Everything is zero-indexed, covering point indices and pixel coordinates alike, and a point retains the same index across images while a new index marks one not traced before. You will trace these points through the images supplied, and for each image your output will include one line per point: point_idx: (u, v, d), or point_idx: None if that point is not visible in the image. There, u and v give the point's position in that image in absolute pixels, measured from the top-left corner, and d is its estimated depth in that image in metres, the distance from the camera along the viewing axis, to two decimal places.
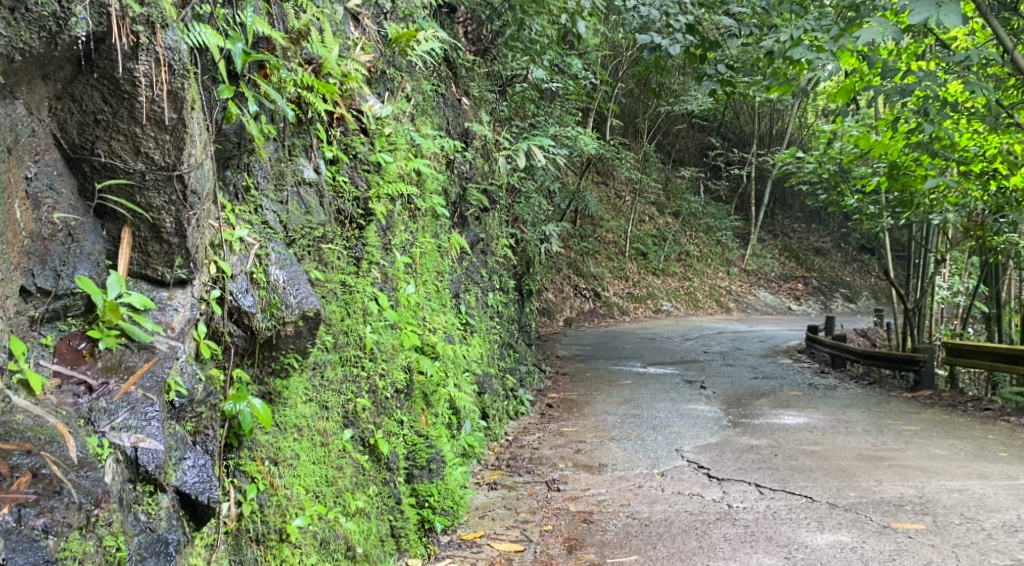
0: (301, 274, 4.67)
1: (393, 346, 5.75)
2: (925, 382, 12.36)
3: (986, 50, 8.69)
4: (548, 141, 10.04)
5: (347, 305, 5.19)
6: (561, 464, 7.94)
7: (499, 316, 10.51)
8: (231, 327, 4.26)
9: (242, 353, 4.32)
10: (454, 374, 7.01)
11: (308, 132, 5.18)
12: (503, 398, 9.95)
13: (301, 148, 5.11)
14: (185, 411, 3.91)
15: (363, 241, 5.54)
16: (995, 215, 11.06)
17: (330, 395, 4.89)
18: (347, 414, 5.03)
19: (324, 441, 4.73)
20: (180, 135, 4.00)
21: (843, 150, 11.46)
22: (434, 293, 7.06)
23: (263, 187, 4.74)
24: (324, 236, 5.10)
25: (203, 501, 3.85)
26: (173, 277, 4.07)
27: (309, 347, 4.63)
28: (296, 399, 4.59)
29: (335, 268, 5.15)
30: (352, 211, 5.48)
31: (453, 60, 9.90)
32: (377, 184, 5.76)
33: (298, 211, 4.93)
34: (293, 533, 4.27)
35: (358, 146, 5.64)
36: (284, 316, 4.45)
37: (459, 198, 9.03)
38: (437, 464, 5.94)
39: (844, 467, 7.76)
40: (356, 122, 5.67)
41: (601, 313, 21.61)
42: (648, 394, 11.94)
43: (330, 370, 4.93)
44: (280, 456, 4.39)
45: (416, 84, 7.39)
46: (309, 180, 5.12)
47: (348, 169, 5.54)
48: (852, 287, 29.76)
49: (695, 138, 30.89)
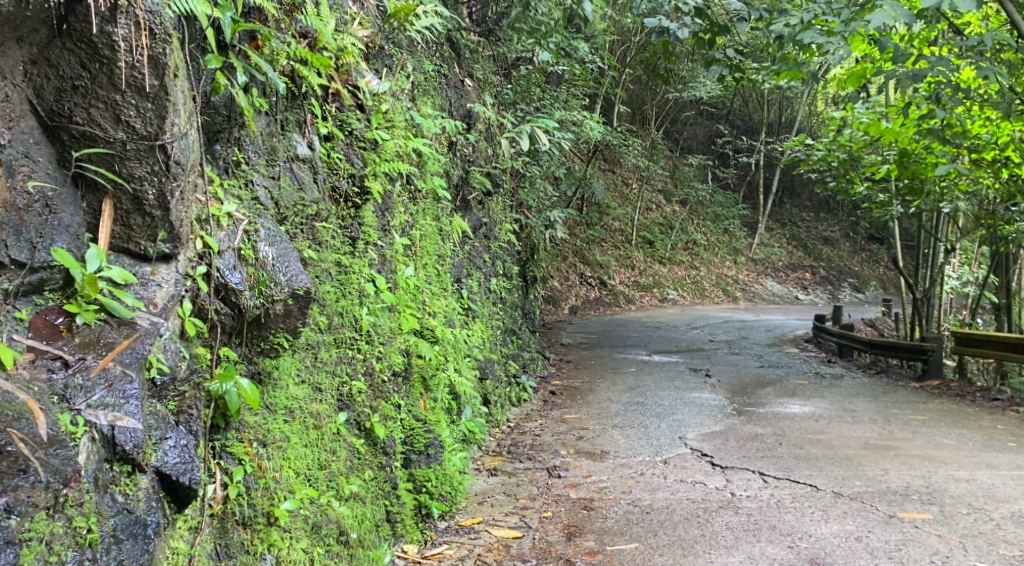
0: (292, 251, 4.57)
1: (391, 328, 5.65)
2: (933, 371, 12.17)
3: (1001, 34, 8.55)
4: (553, 124, 9.92)
5: (342, 286, 5.10)
6: (563, 451, 7.85)
7: (502, 302, 10.41)
8: (218, 304, 4.19)
9: (229, 331, 4.25)
10: (454, 359, 6.91)
11: (303, 107, 5.08)
12: (506, 385, 9.85)
13: (295, 123, 5.01)
14: (167, 389, 3.83)
15: (359, 220, 5.43)
16: (1007, 204, 10.49)
17: (323, 377, 4.80)
18: (342, 397, 4.94)
19: (317, 424, 4.64)
20: (162, 103, 3.92)
21: (852, 137, 11.36)
22: (434, 277, 6.96)
23: (254, 162, 4.64)
24: (317, 214, 5.00)
25: (185, 483, 3.76)
26: (157, 252, 4.00)
27: (299, 327, 4.54)
28: (287, 381, 4.50)
29: (329, 247, 5.05)
30: (347, 189, 5.37)
31: (456, 41, 9.78)
32: (373, 161, 5.64)
33: (289, 188, 4.83)
34: (281, 517, 4.18)
35: (355, 123, 5.54)
36: (273, 294, 4.37)
37: (461, 181, 8.93)
38: (435, 450, 5.85)
39: (848, 456, 7.65)
40: (352, 98, 5.58)
41: (607, 302, 21.46)
42: (652, 382, 11.84)
43: (323, 352, 4.84)
44: (270, 438, 4.30)
45: (416, 63, 7.28)
46: (303, 156, 5.02)
47: (343, 146, 5.44)
48: (859, 277, 29.57)
49: (703, 126, 30.70)
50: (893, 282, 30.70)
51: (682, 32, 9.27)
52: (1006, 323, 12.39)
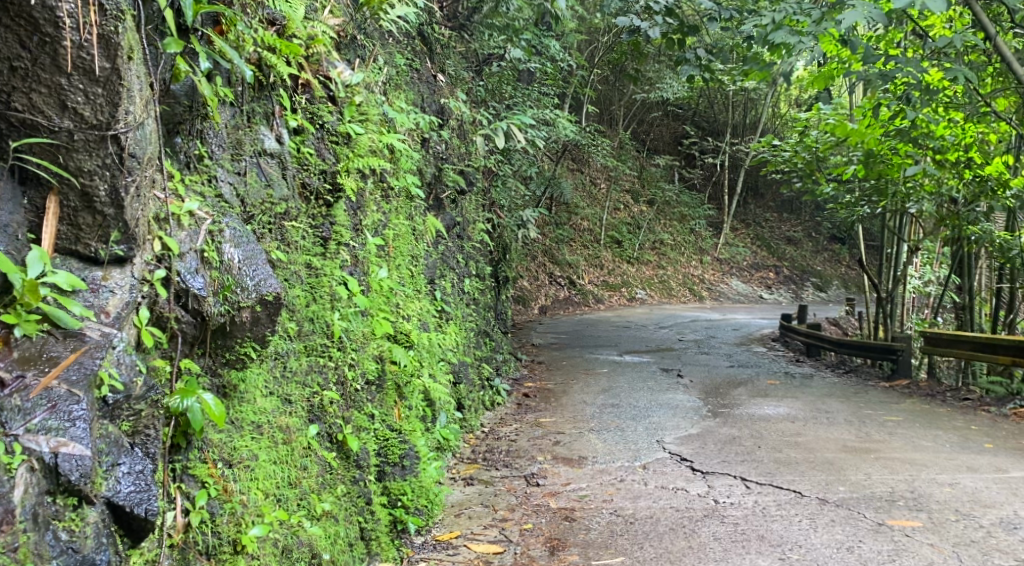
0: (260, 253, 4.28)
1: (364, 334, 5.37)
2: (902, 370, 12.10)
3: (969, 35, 8.45)
4: (528, 120, 9.66)
5: (312, 290, 4.80)
6: (540, 457, 7.61)
7: (475, 304, 10.15)
8: (179, 312, 3.88)
9: (192, 342, 3.94)
10: (428, 364, 6.63)
11: (271, 98, 4.80)
12: (479, 388, 9.59)
13: (262, 115, 4.72)
14: (121, 408, 3.55)
15: (331, 219, 5.13)
16: (970, 205, 10.27)
17: (293, 387, 4.50)
18: (313, 409, 4.64)
19: (287, 439, 4.34)
20: (114, 88, 3.65)
21: (820, 139, 11.29)
22: (408, 279, 6.68)
23: (218, 156, 4.35)
24: (286, 213, 4.71)
25: (140, 515, 3.46)
26: (111, 255, 3.72)
27: (268, 335, 4.25)
28: (255, 393, 4.21)
29: (300, 248, 4.76)
30: (318, 185, 5.06)
31: (428, 34, 9.50)
32: (347, 157, 5.35)
33: (257, 184, 4.54)
34: (248, 544, 3.88)
35: (326, 115, 5.24)
36: (240, 300, 4.07)
37: (434, 179, 8.66)
38: (410, 461, 5.58)
39: (830, 460, 7.38)
40: (324, 89, 5.29)
41: (576, 301, 21.25)
42: (626, 383, 11.64)
43: (293, 362, 4.54)
44: (236, 457, 4.02)
45: (388, 56, 7.01)
46: (272, 150, 4.73)
47: (314, 140, 5.13)
48: (823, 276, 29.70)
49: (671, 126, 30.66)
50: (856, 282, 30.81)
51: (654, 32, 9.22)
52: (968, 321, 12.32)
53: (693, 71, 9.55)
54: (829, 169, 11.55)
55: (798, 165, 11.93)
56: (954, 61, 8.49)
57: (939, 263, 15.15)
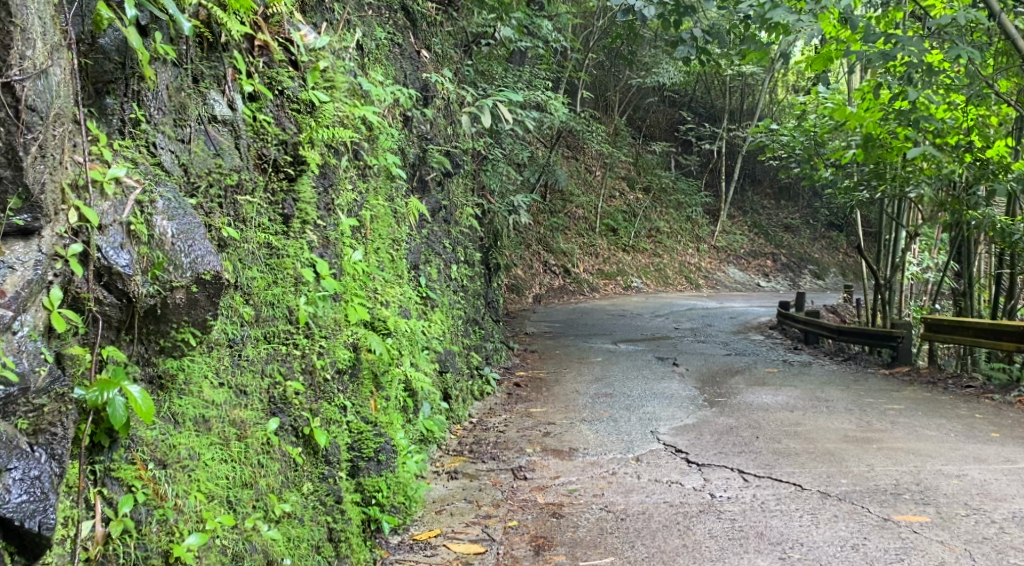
0: (198, 226, 3.92)
1: (335, 319, 5.03)
2: (903, 357, 11.80)
3: (974, 13, 8.10)
4: (515, 97, 9.25)
5: (273, 271, 4.51)
6: (529, 449, 7.26)
7: (464, 291, 9.78)
8: (100, 293, 3.55)
9: (117, 326, 3.60)
10: (409, 352, 6.26)
11: (221, 61, 4.43)
12: (468, 378, 9.24)
13: (213, 79, 4.37)
14: (16, 404, 3.20)
15: (295, 195, 4.80)
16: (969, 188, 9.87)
17: (249, 378, 4.22)
18: (274, 401, 4.34)
19: (239, 434, 4.06)
20: (3, 26, 3.33)
21: (818, 123, 10.91)
22: (388, 263, 6.32)
23: (157, 121, 4.01)
24: (238, 185, 4.37)
25: (32, 529, 3.14)
26: (11, 226, 3.34)
27: (209, 320, 3.92)
28: (203, 384, 3.93)
29: (257, 225, 4.45)
30: (277, 157, 4.70)
31: (412, 10, 9.12)
32: (309, 127, 4.93)
33: (203, 153, 4.20)
34: (182, 554, 3.60)
35: (287, 81, 4.86)
36: (172, 280, 3.74)
37: (417, 160, 8.30)
38: (387, 457, 5.22)
39: (830, 450, 7.00)
40: (283, 53, 4.91)
41: (571, 290, 20.90)
42: (620, 372, 11.29)
43: (250, 350, 4.26)
44: (173, 456, 3.73)
45: (364, 28, 6.64)
46: (223, 118, 4.38)
47: (272, 107, 4.76)
48: (821, 264, 29.29)
49: (666, 113, 30.24)
50: (853, 269, 30.38)
51: (648, 11, 8.69)
52: (968, 308, 11.99)
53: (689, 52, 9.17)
54: (827, 154, 11.10)
55: (795, 149, 11.53)
56: (957, 39, 8.18)
57: (937, 249, 14.81)
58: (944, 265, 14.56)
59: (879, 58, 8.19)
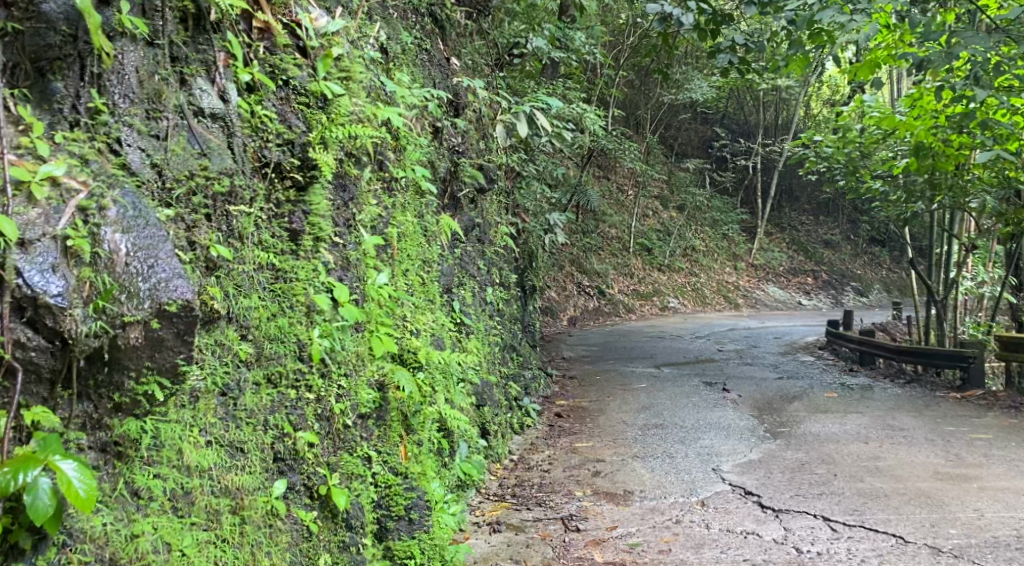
0: (161, 241, 3.38)
1: (355, 354, 4.33)
2: (975, 380, 10.86)
3: None
4: (553, 103, 8.50)
5: (277, 297, 3.93)
6: (578, 492, 6.49)
7: (500, 316, 9.05)
8: (23, 332, 3.06)
9: (49, 378, 3.12)
10: (444, 388, 5.53)
11: (210, 44, 3.92)
12: (506, 410, 8.47)
13: (201, 65, 3.87)
14: None
15: (307, 205, 4.19)
16: None
17: (246, 432, 3.66)
18: (281, 458, 3.77)
19: (236, 505, 3.53)
20: None
21: (865, 132, 9.75)
22: (418, 286, 5.61)
23: (122, 110, 3.54)
24: (232, 193, 3.83)
25: None
26: None
27: (179, 365, 3.38)
28: (182, 443, 3.41)
29: (255, 243, 3.89)
30: (280, 160, 4.10)
31: (440, 15, 8.46)
32: (322, 124, 4.30)
33: (184, 152, 3.69)
34: None
35: (293, 68, 4.28)
36: (122, 314, 3.20)
37: (449, 175, 7.62)
38: (420, 514, 4.46)
39: (925, 491, 6.30)
40: (289, 37, 4.34)
41: (607, 312, 20.10)
42: (668, 400, 10.45)
43: (246, 398, 3.69)
44: (135, 551, 3.19)
45: (388, 30, 6.01)
46: (212, 111, 3.86)
47: (275, 100, 4.18)
48: (864, 280, 28.06)
49: (699, 130, 29.37)
50: (898, 286, 29.10)
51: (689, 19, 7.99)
52: None
53: (730, 60, 8.33)
54: (875, 164, 9.88)
55: (839, 163, 10.40)
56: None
57: (993, 262, 13.81)
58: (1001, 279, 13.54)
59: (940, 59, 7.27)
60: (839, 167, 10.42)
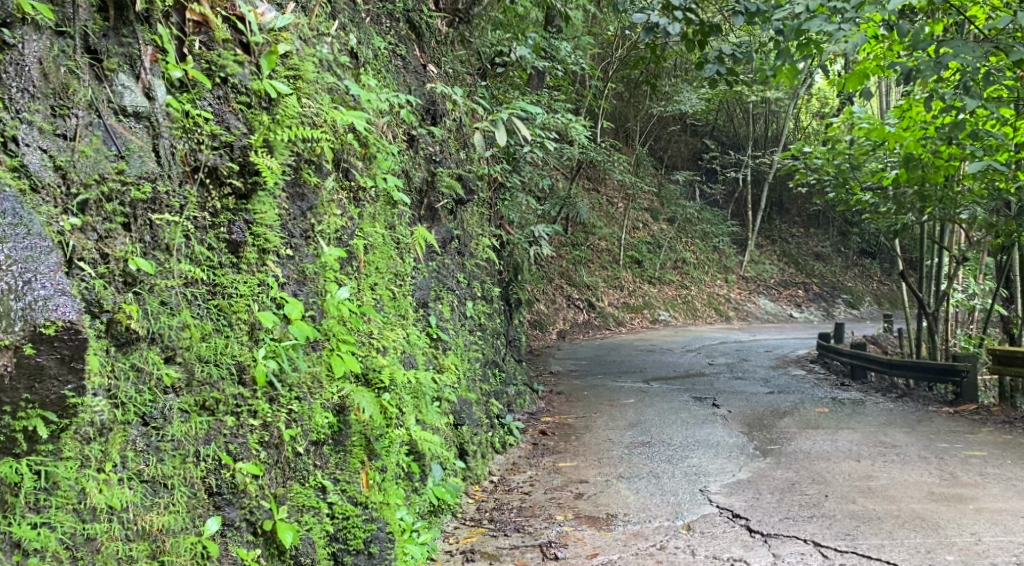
0: (43, 256, 3.38)
1: (310, 375, 4.26)
2: (968, 394, 10.58)
3: None
4: (535, 110, 8.18)
5: (217, 316, 3.94)
6: (559, 516, 6.18)
7: (481, 331, 8.75)
8: None
9: None
10: (415, 408, 5.25)
11: (136, 37, 3.93)
12: (487, 428, 8.17)
13: (125, 59, 3.87)
14: None
15: (250, 211, 4.18)
16: None
17: (174, 467, 3.66)
18: (217, 493, 3.78)
19: (156, 550, 3.53)
20: None
21: (853, 144, 9.46)
22: (388, 301, 5.33)
23: (22, 104, 3.51)
24: (156, 200, 3.83)
25: None
26: None
27: (65, 394, 3.35)
28: (87, 484, 3.40)
29: (186, 256, 3.88)
30: (214, 163, 4.08)
31: (418, 21, 8.19)
32: (263, 126, 4.27)
33: (96, 155, 3.68)
34: None
35: (233, 66, 4.23)
36: None
37: (425, 185, 7.36)
38: (381, 548, 4.43)
39: (919, 513, 6.05)
40: (230, 31, 4.28)
41: (597, 325, 19.79)
42: (655, 416, 10.16)
43: (173, 427, 3.69)
44: None
45: (358, 34, 5.76)
46: (135, 110, 3.86)
47: (211, 99, 4.14)
48: (855, 292, 27.79)
49: (689, 142, 29.18)
50: (890, 298, 28.81)
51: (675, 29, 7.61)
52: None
53: (717, 70, 7.94)
54: (865, 177, 9.54)
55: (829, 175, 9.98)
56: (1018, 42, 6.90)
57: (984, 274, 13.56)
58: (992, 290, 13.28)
59: (928, 69, 6.97)
60: (828, 179, 9.98)
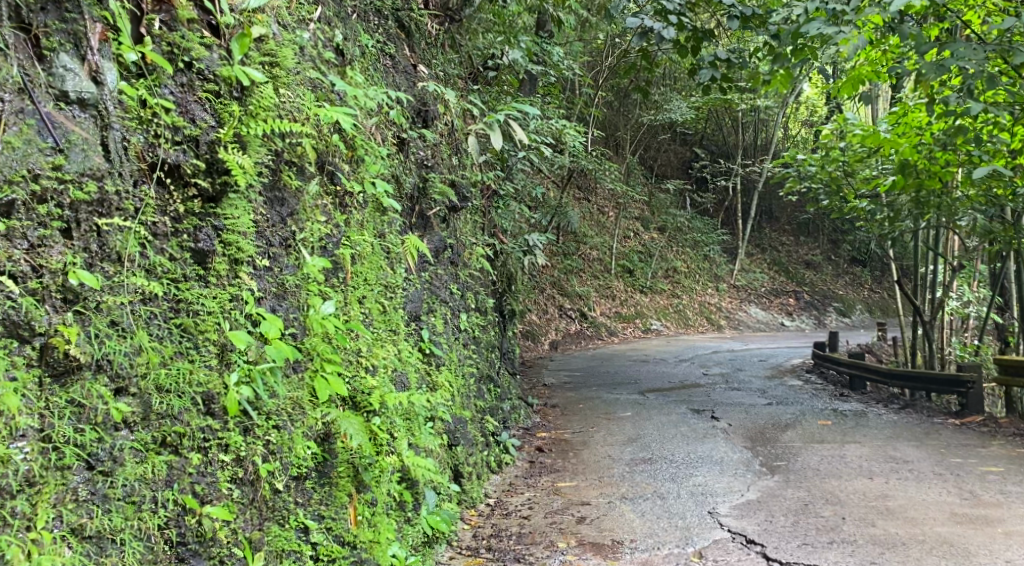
0: None
1: (290, 402, 3.90)
2: (973, 406, 10.19)
3: None
4: (530, 112, 7.78)
5: (180, 337, 3.56)
6: (561, 543, 5.77)
7: (475, 344, 8.34)
8: None
9: None
10: (407, 431, 4.85)
11: (81, 11, 3.51)
12: (483, 447, 7.74)
13: (72, 38, 3.47)
14: None
15: (221, 216, 3.81)
16: None
17: (126, 517, 3.29)
18: (178, 543, 3.41)
19: None
20: None
21: (847, 150, 8.96)
22: (378, 315, 4.92)
23: None
24: (104, 203, 3.44)
25: None
26: None
27: None
28: (10, 548, 3.02)
29: (143, 269, 3.50)
30: (173, 160, 3.68)
31: (407, 21, 7.81)
32: (234, 118, 3.87)
33: (23, 151, 3.27)
34: None
35: (199, 49, 3.84)
36: None
37: (416, 192, 6.97)
38: None
39: (947, 538, 5.69)
40: (196, 11, 3.88)
41: (588, 335, 19.39)
42: (655, 430, 9.76)
43: (125, 470, 3.32)
44: None
45: (344, 29, 5.36)
46: (79, 96, 3.45)
47: (173, 87, 3.75)
48: (845, 300, 27.44)
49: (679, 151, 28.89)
50: (881, 306, 28.48)
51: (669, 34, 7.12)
52: None
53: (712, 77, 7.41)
54: (859, 184, 9.12)
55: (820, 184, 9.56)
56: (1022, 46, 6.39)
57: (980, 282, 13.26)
58: (989, 298, 12.95)
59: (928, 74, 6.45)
60: (820, 187, 9.45)
